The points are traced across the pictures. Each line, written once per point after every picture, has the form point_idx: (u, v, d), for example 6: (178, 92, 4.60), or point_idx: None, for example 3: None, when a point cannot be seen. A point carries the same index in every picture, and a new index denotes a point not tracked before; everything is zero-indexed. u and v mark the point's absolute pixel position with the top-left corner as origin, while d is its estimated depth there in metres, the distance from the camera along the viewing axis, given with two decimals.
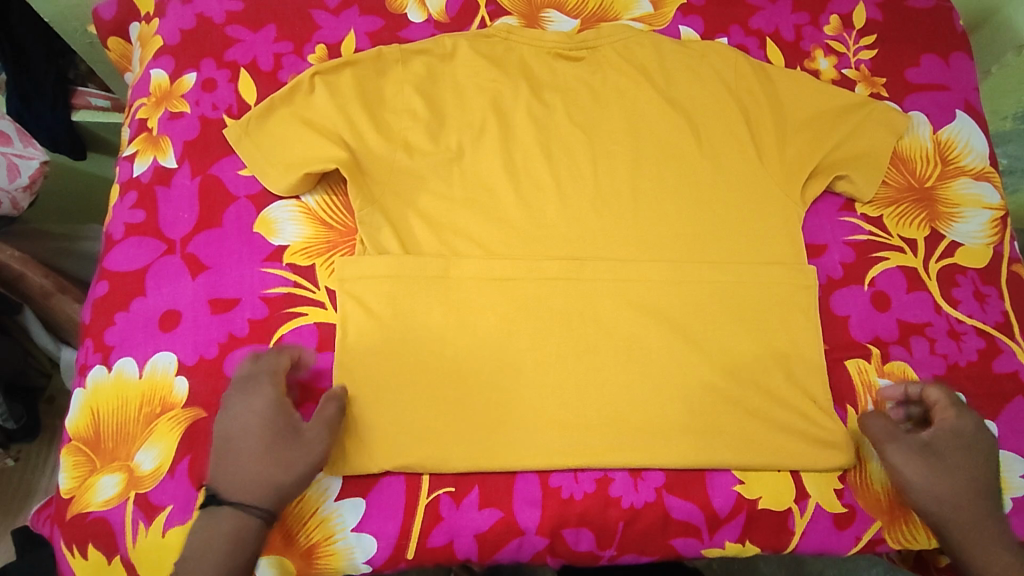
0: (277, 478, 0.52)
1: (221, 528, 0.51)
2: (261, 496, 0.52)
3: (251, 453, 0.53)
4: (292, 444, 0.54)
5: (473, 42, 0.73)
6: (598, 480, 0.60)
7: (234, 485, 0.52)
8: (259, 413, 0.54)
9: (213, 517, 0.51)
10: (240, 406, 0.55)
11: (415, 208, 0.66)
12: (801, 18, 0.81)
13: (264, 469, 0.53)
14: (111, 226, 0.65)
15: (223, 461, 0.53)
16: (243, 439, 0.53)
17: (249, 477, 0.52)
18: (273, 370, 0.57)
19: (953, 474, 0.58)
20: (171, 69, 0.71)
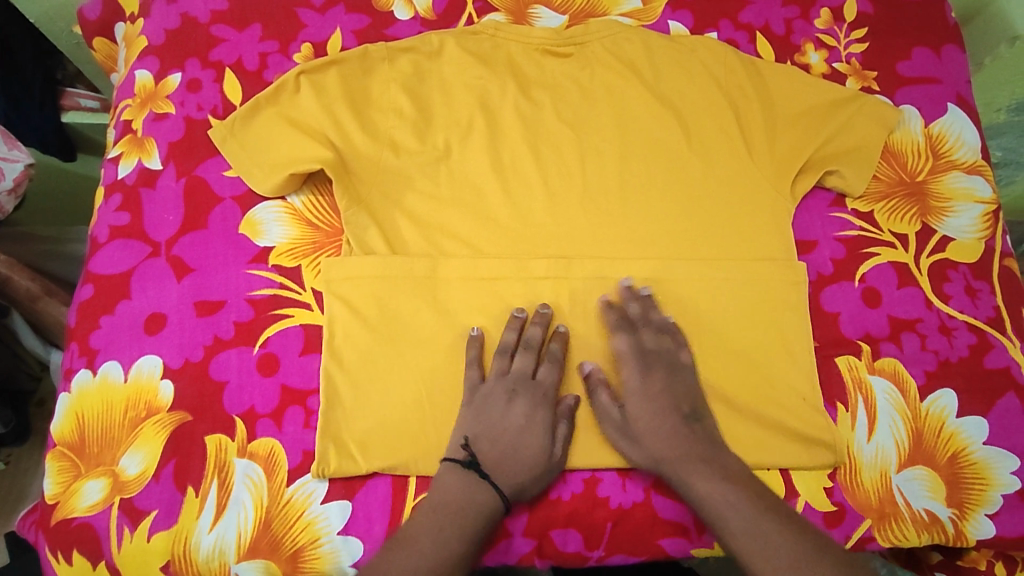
0: (534, 478, 0.57)
1: (476, 499, 0.55)
2: (520, 489, 0.57)
3: (538, 450, 0.57)
4: (555, 449, 0.58)
5: (460, 39, 0.72)
6: (586, 481, 0.59)
7: (525, 476, 0.57)
8: (544, 415, 0.59)
9: (475, 486, 0.55)
10: (529, 411, 0.59)
11: (401, 207, 0.66)
12: (792, 12, 0.80)
13: (539, 463, 0.57)
14: (95, 229, 0.65)
15: (511, 448, 0.57)
16: (533, 435, 0.58)
17: (519, 465, 0.57)
18: (541, 375, 0.60)
19: (649, 445, 0.57)
20: (156, 69, 0.70)
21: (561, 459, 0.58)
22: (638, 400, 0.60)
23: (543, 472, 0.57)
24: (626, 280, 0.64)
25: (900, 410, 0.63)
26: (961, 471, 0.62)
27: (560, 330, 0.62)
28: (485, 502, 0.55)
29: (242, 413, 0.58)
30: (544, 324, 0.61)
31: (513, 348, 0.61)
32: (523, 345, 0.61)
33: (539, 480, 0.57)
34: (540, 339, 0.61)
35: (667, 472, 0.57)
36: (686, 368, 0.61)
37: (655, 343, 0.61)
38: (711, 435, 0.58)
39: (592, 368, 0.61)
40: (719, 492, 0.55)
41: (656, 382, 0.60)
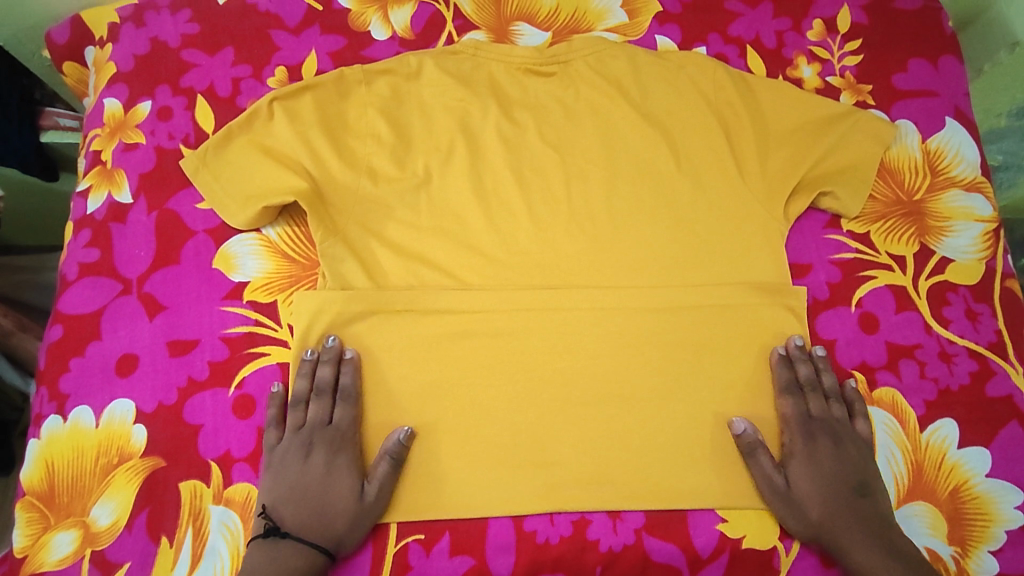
0: (348, 526, 0.54)
1: (283, 561, 0.52)
2: (334, 538, 0.53)
3: (347, 497, 0.54)
4: (367, 495, 0.55)
5: (439, 60, 0.70)
6: (575, 523, 0.57)
7: (337, 526, 0.54)
8: (344, 460, 0.56)
9: (279, 547, 0.52)
10: (331, 459, 0.56)
11: (381, 237, 0.63)
12: (783, 23, 0.78)
13: (349, 511, 0.54)
14: (65, 265, 0.63)
15: (316, 502, 0.54)
16: (338, 485, 0.55)
17: (325, 515, 0.54)
18: (337, 418, 0.57)
19: (833, 503, 0.57)
20: (125, 97, 0.68)
21: (373, 505, 0.55)
22: (802, 466, 0.59)
23: (357, 520, 0.54)
24: (798, 337, 0.63)
25: (898, 442, 0.61)
26: (963, 505, 0.60)
27: (348, 358, 0.58)
28: (295, 562, 0.52)
29: (218, 457, 0.56)
30: (332, 359, 0.58)
31: (307, 396, 0.58)
32: (321, 385, 0.58)
33: (355, 529, 0.54)
34: (330, 380, 0.58)
35: (830, 541, 0.56)
36: (859, 438, 0.61)
37: (821, 411, 0.61)
38: (881, 510, 0.57)
39: (746, 429, 0.59)
40: (882, 565, 0.54)
41: (822, 449, 0.60)
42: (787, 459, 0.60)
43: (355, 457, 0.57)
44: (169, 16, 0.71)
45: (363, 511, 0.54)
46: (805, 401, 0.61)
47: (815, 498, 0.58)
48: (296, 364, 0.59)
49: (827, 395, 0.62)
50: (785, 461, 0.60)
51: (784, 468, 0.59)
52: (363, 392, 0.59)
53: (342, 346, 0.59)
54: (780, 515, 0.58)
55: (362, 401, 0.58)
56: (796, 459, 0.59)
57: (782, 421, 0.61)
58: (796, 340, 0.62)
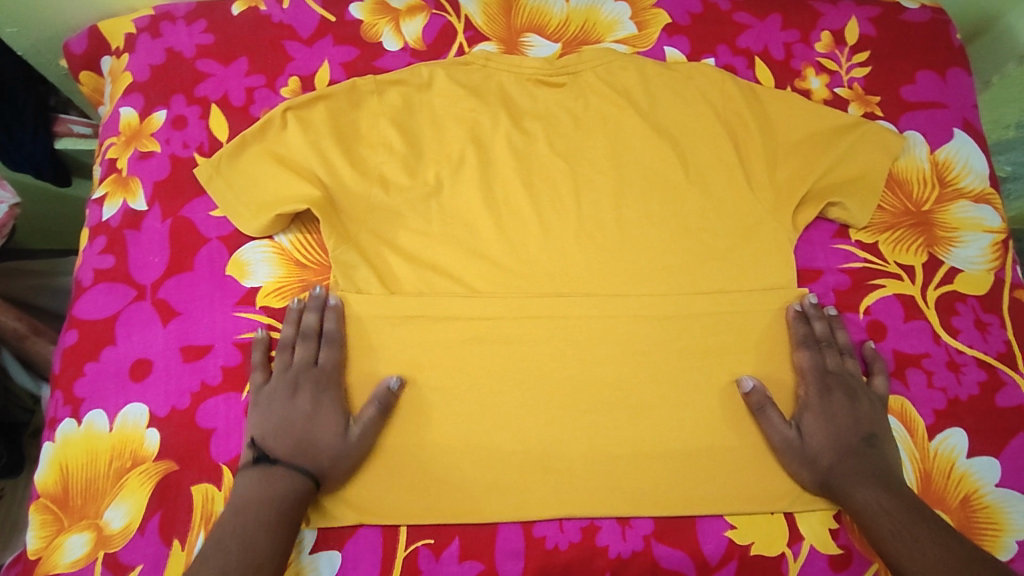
0: (335, 461, 0.55)
1: (273, 487, 0.52)
2: (319, 469, 0.54)
3: (334, 433, 0.55)
4: (353, 429, 0.56)
5: (450, 71, 0.71)
6: (584, 529, 0.57)
7: (324, 459, 0.55)
8: (331, 397, 0.57)
9: (269, 474, 0.53)
10: (317, 398, 0.57)
11: (392, 245, 0.64)
12: (791, 36, 0.78)
13: (334, 448, 0.55)
14: (80, 271, 0.64)
15: (303, 437, 0.55)
16: (323, 421, 0.56)
17: (313, 448, 0.55)
18: (323, 360, 0.58)
19: (845, 451, 0.58)
20: (140, 106, 0.70)
21: (359, 441, 0.56)
22: (817, 417, 0.59)
23: (343, 456, 0.55)
24: (813, 295, 0.64)
25: (909, 451, 0.61)
26: (973, 513, 0.59)
27: (333, 305, 0.60)
28: (284, 487, 0.52)
29: (229, 461, 0.57)
30: (318, 306, 0.60)
31: (294, 341, 0.60)
32: (309, 329, 0.59)
33: (341, 463, 0.55)
34: (316, 325, 0.60)
35: (840, 489, 0.57)
36: (875, 394, 0.61)
37: (837, 365, 0.62)
38: (890, 461, 0.58)
39: (755, 386, 0.59)
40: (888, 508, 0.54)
41: (837, 402, 0.60)
42: (800, 410, 0.60)
43: (342, 398, 0.58)
44: (185, 27, 0.73)
45: (349, 447, 0.55)
46: (822, 355, 0.62)
47: (826, 449, 0.58)
48: (285, 313, 0.61)
49: (843, 350, 0.63)
50: (800, 413, 0.60)
51: (797, 419, 0.60)
52: (348, 339, 0.60)
53: (326, 296, 0.61)
54: (790, 464, 0.58)
55: (347, 347, 0.60)
56: (810, 409, 0.60)
57: (798, 373, 0.62)
58: (810, 298, 0.64)
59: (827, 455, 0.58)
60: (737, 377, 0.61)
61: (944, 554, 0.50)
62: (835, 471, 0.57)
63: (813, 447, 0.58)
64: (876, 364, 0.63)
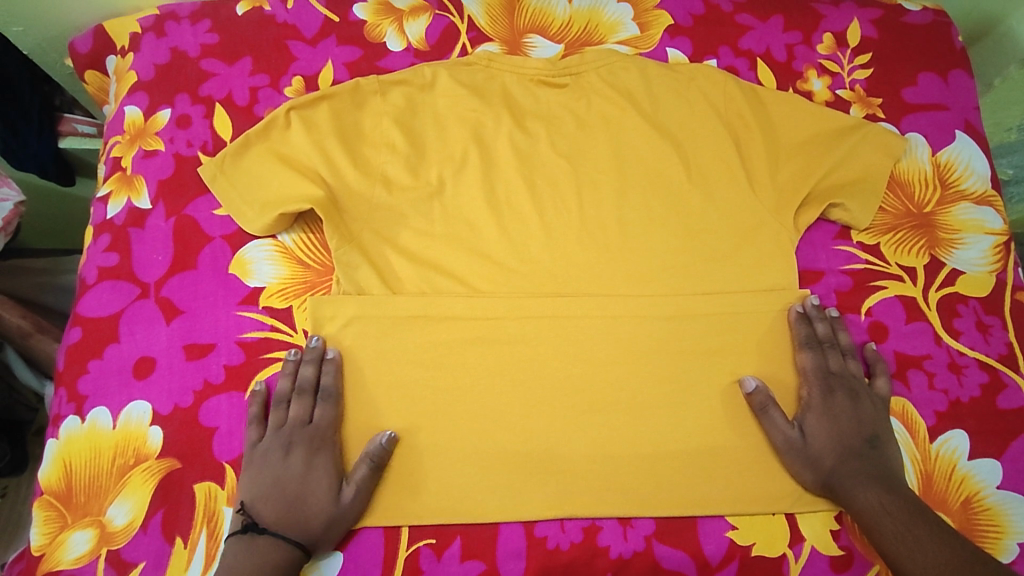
0: (326, 525, 0.54)
1: (261, 560, 0.51)
2: (310, 534, 0.53)
3: (326, 497, 0.54)
4: (347, 492, 0.55)
5: (453, 71, 0.71)
6: (585, 530, 0.57)
7: (315, 523, 0.54)
8: (325, 458, 0.56)
9: (258, 545, 0.52)
10: (312, 457, 0.56)
11: (394, 244, 0.64)
12: (793, 37, 0.79)
13: (325, 513, 0.54)
14: (85, 269, 0.64)
15: (295, 499, 0.54)
16: (316, 484, 0.55)
17: (305, 513, 0.54)
18: (319, 415, 0.57)
19: (846, 452, 0.58)
20: (145, 105, 0.70)
21: (351, 504, 0.55)
22: (819, 418, 0.59)
23: (334, 519, 0.54)
24: (814, 297, 0.64)
25: (910, 452, 0.61)
26: (974, 516, 0.59)
27: (331, 358, 0.59)
28: (272, 555, 0.52)
29: (232, 459, 0.57)
30: (316, 359, 0.59)
31: (289, 395, 0.58)
32: (305, 382, 0.58)
33: (332, 526, 0.54)
34: (312, 380, 0.58)
35: (841, 489, 0.57)
36: (877, 396, 0.61)
37: (840, 367, 0.62)
38: (891, 462, 0.58)
39: (757, 386, 0.60)
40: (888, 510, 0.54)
41: (840, 404, 0.60)
42: (803, 410, 0.60)
43: (336, 455, 0.56)
44: (189, 26, 0.73)
45: (341, 510, 0.54)
46: (824, 357, 0.62)
47: (829, 449, 0.58)
48: (281, 363, 0.60)
49: (845, 352, 0.63)
50: (802, 414, 0.60)
51: (800, 419, 0.60)
52: (345, 394, 0.59)
53: (324, 347, 0.60)
54: (792, 464, 0.59)
55: (343, 401, 0.59)
56: (812, 410, 0.60)
57: (800, 374, 0.62)
58: (812, 299, 0.64)
59: (829, 456, 0.58)
60: (739, 378, 0.61)
61: (945, 556, 0.50)
62: (836, 472, 0.57)
63: (815, 448, 0.58)
64: (878, 366, 0.63)
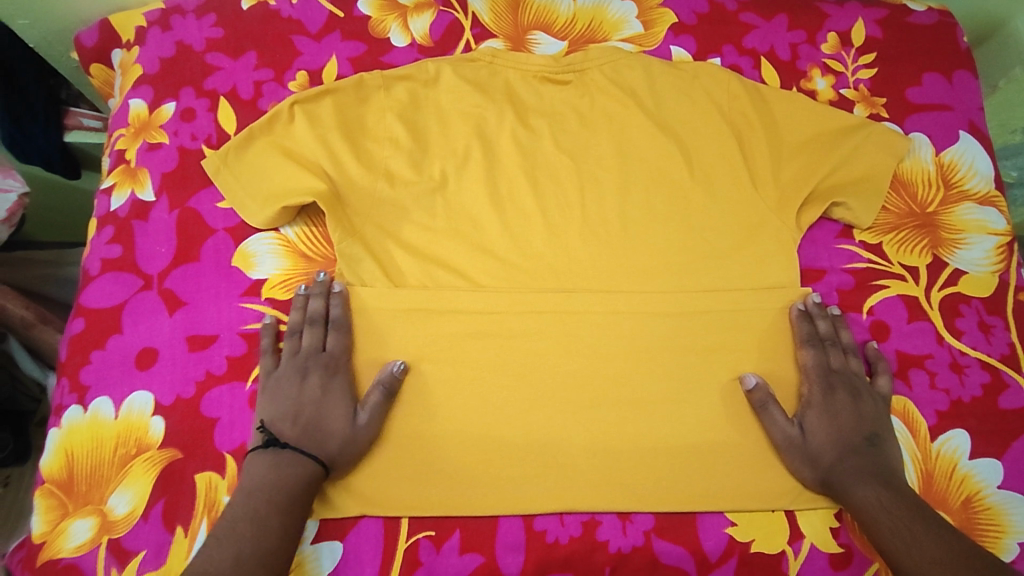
0: (343, 445, 0.56)
1: (284, 471, 0.53)
2: (329, 454, 0.55)
3: (342, 418, 0.56)
4: (361, 415, 0.57)
5: (457, 67, 0.71)
6: (584, 524, 0.57)
7: (333, 443, 0.55)
8: (340, 383, 0.58)
9: (279, 459, 0.53)
10: (326, 383, 0.58)
11: (396, 238, 0.64)
12: (797, 36, 0.79)
13: (343, 432, 0.56)
14: (88, 260, 0.64)
15: (312, 421, 0.56)
16: (332, 406, 0.57)
17: (322, 434, 0.56)
18: (331, 344, 0.59)
19: (847, 449, 0.58)
20: (150, 98, 0.70)
21: (366, 426, 0.57)
22: (820, 415, 0.59)
23: (351, 440, 0.56)
24: (816, 294, 0.64)
25: (910, 451, 0.61)
26: (975, 514, 0.59)
27: (338, 291, 0.60)
28: (293, 472, 0.53)
29: (233, 450, 0.57)
30: (324, 293, 0.60)
31: (301, 327, 0.60)
32: (315, 314, 0.60)
33: (349, 447, 0.56)
34: (323, 312, 0.60)
35: (840, 487, 0.57)
36: (877, 393, 0.61)
37: (841, 364, 0.62)
38: (891, 460, 0.58)
39: (758, 383, 0.59)
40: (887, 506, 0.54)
41: (841, 401, 0.60)
42: (803, 408, 0.60)
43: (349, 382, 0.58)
44: (195, 21, 0.73)
45: (356, 432, 0.56)
46: (825, 354, 0.62)
47: (828, 447, 0.58)
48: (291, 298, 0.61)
49: (846, 349, 0.63)
50: (802, 412, 0.60)
51: (800, 417, 0.60)
52: (354, 325, 0.60)
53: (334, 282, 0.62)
54: (791, 461, 0.58)
55: (354, 332, 0.60)
56: (813, 408, 0.60)
57: (801, 371, 0.62)
58: (814, 297, 0.64)
59: (829, 453, 0.58)
60: (740, 375, 0.61)
61: (943, 553, 0.50)
62: (836, 470, 0.57)
63: (815, 446, 0.58)
64: (878, 364, 0.63)
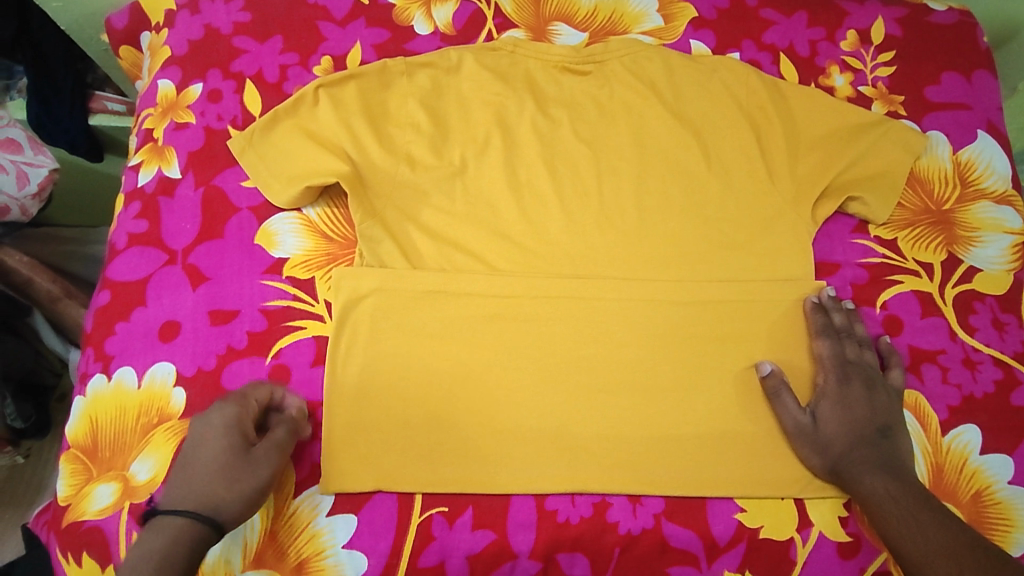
0: (233, 489, 0.48)
1: (160, 539, 0.45)
2: (213, 503, 0.47)
3: (234, 458, 0.49)
4: (259, 448, 0.51)
5: (479, 55, 0.72)
6: (595, 505, 0.58)
7: (220, 487, 0.48)
8: (230, 424, 0.51)
9: (159, 527, 0.45)
10: (206, 416, 0.51)
11: (416, 221, 0.65)
12: (817, 33, 0.79)
13: (231, 479, 0.48)
14: (114, 235, 0.66)
15: (199, 474, 0.48)
16: (218, 451, 0.49)
17: (202, 480, 0.48)
18: (249, 395, 0.54)
19: (860, 440, 0.58)
20: (177, 79, 0.72)
21: (264, 458, 0.51)
22: (833, 405, 0.60)
23: (248, 483, 0.49)
24: (831, 288, 0.64)
25: (921, 444, 0.61)
26: (985, 509, 0.59)
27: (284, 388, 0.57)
28: (177, 535, 0.45)
29: None
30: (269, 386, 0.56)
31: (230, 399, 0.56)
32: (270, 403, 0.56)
33: (243, 492, 0.49)
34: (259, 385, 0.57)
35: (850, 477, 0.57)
36: (891, 387, 0.61)
37: (856, 356, 0.62)
38: (903, 452, 0.58)
39: (773, 369, 0.60)
40: (896, 497, 0.54)
41: (855, 392, 0.60)
42: (816, 397, 0.61)
43: (244, 415, 0.52)
44: (223, 5, 0.75)
45: (251, 468, 0.50)
46: (842, 345, 0.62)
47: (839, 436, 0.59)
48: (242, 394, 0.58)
49: (862, 342, 0.63)
50: (816, 401, 0.61)
51: (813, 406, 0.60)
52: (352, 350, 0.60)
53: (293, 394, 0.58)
54: (802, 450, 0.59)
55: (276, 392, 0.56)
56: (826, 397, 0.60)
57: (817, 362, 0.63)
58: (828, 290, 0.64)
59: (842, 443, 0.58)
60: (757, 362, 0.62)
61: (947, 540, 0.50)
62: (848, 460, 0.57)
63: (828, 435, 0.59)
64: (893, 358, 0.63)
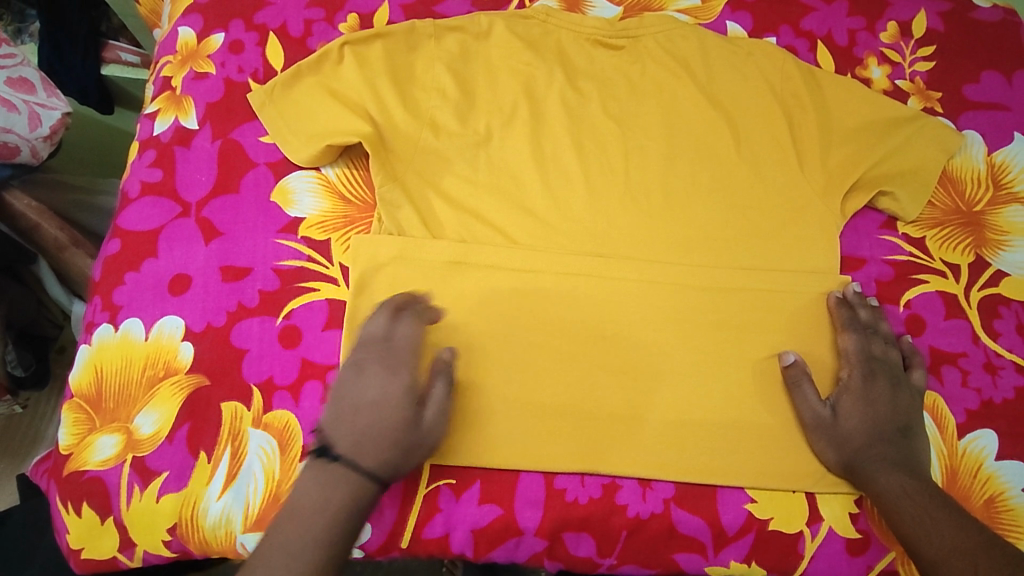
0: (403, 446, 0.50)
1: (336, 492, 0.47)
2: (384, 462, 0.49)
3: (405, 417, 0.50)
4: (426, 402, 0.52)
5: (510, 23, 0.70)
6: (605, 487, 0.57)
7: (387, 447, 0.49)
8: (404, 387, 0.51)
9: (337, 477, 0.47)
10: (392, 377, 0.51)
11: (437, 189, 0.63)
12: (857, 22, 0.77)
13: (409, 440, 0.50)
14: (127, 182, 0.64)
15: (380, 432, 0.49)
16: (399, 412, 0.50)
17: (385, 440, 0.49)
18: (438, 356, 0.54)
19: (881, 439, 0.57)
20: (198, 27, 0.69)
21: (432, 424, 0.52)
22: (855, 400, 0.58)
23: (413, 442, 0.51)
24: (857, 284, 0.63)
25: (937, 447, 0.60)
26: (998, 515, 0.59)
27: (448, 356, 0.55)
28: (351, 484, 0.47)
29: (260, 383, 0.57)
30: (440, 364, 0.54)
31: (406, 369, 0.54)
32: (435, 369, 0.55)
33: (409, 451, 0.51)
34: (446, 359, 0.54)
35: (864, 474, 0.56)
36: (913, 386, 0.60)
37: (882, 352, 0.61)
38: (920, 455, 0.57)
39: (796, 359, 0.59)
40: (909, 496, 0.54)
41: (880, 389, 0.59)
42: (839, 391, 0.59)
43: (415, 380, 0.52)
44: None
45: (423, 431, 0.51)
46: (868, 339, 0.61)
47: (860, 431, 0.57)
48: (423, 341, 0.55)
49: (886, 338, 0.62)
50: (837, 395, 0.59)
51: (833, 399, 0.59)
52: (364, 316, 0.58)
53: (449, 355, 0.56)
54: (819, 443, 0.58)
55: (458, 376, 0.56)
56: (849, 392, 0.59)
57: (841, 355, 0.61)
58: (854, 286, 0.63)
59: (861, 438, 0.57)
60: (779, 352, 0.61)
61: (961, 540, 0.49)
62: (863, 456, 0.56)
63: (847, 428, 0.58)
64: (914, 357, 0.62)
